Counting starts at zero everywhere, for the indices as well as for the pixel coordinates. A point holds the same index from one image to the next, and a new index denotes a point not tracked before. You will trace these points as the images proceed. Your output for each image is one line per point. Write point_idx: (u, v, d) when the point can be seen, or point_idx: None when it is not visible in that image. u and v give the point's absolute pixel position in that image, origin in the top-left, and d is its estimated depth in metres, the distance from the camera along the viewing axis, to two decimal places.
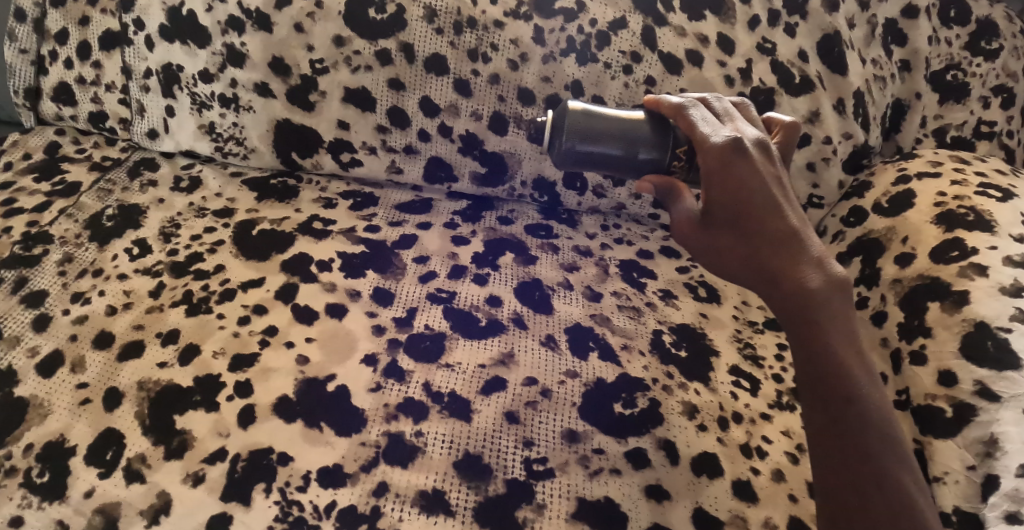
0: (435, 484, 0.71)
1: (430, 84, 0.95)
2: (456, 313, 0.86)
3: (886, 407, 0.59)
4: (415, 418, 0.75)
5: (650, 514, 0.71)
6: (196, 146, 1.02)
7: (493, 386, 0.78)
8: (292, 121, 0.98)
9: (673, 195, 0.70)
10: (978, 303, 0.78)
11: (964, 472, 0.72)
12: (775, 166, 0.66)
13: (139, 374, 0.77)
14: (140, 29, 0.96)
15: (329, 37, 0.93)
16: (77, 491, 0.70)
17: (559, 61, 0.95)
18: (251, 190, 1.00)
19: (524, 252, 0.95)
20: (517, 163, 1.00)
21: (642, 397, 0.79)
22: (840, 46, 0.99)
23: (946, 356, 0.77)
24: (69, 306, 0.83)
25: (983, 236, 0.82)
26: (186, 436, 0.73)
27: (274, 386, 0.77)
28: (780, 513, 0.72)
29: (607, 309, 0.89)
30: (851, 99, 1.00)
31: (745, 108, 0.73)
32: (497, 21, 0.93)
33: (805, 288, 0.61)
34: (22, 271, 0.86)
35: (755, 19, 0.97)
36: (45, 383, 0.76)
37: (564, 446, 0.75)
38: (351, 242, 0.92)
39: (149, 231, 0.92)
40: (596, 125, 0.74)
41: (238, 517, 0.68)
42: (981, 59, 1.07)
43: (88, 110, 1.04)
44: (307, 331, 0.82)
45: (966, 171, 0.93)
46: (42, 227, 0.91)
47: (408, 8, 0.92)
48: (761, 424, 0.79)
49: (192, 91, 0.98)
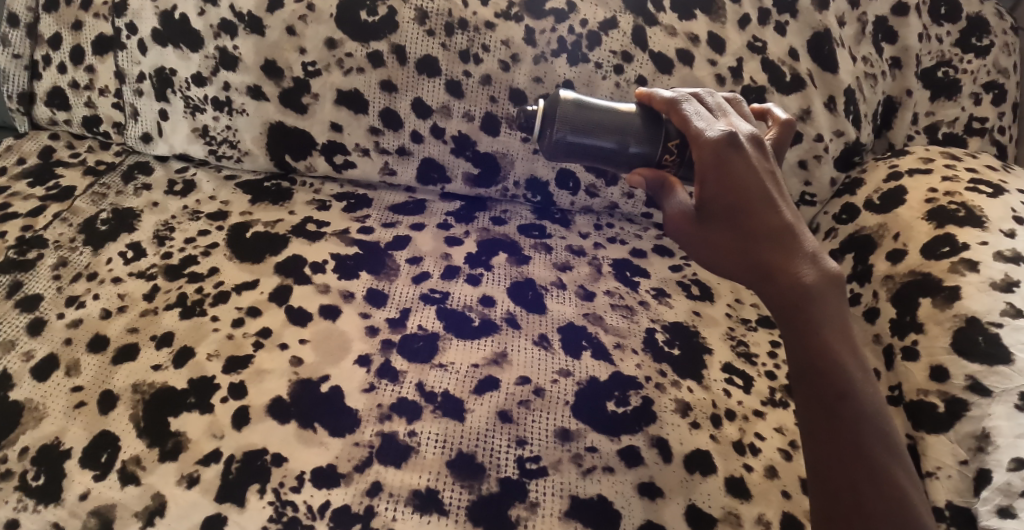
0: (429, 483, 0.71)
1: (423, 85, 0.95)
2: (451, 314, 0.86)
3: (881, 404, 0.60)
4: (409, 418, 0.76)
5: (643, 511, 0.72)
6: (190, 150, 1.02)
7: (486, 385, 0.79)
8: (285, 124, 0.99)
9: (664, 189, 0.70)
10: (970, 298, 0.78)
11: (956, 466, 0.72)
12: (770, 162, 0.66)
13: (134, 377, 0.77)
14: (133, 33, 0.97)
15: (321, 40, 0.94)
16: (72, 493, 0.70)
17: (550, 62, 0.95)
18: (246, 192, 1.00)
19: (517, 252, 0.96)
20: (510, 163, 1.00)
21: (636, 395, 0.80)
22: (830, 45, 0.99)
23: (938, 352, 0.78)
24: (64, 309, 0.83)
25: (974, 231, 0.83)
26: (181, 438, 0.73)
27: (268, 388, 0.77)
28: (773, 510, 0.73)
29: (601, 308, 0.89)
30: (842, 96, 1.00)
31: (737, 104, 0.74)
32: (488, 22, 0.94)
33: (800, 284, 0.61)
34: (17, 275, 0.86)
35: (745, 18, 0.98)
36: (41, 387, 0.76)
37: (558, 445, 0.75)
38: (344, 243, 0.93)
39: (143, 234, 0.93)
40: (588, 116, 0.74)
41: (233, 518, 0.69)
42: (972, 56, 1.08)
43: (82, 114, 1.04)
44: (301, 332, 0.82)
45: (957, 167, 0.94)
46: (36, 232, 0.91)
47: (400, 11, 0.92)
48: (754, 421, 0.80)
49: (186, 94, 0.98)
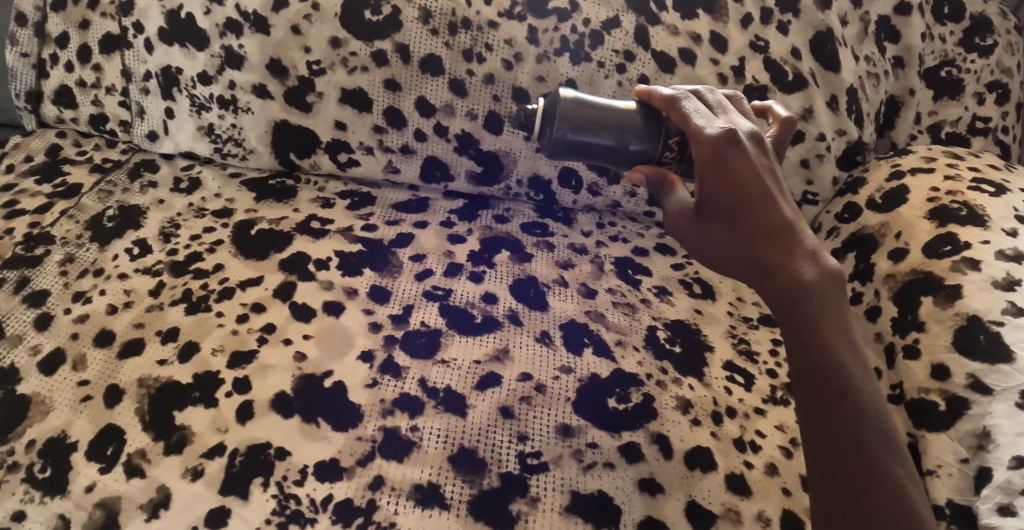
0: (430, 477, 0.72)
1: (427, 84, 0.96)
2: (452, 310, 0.86)
3: (880, 401, 0.60)
4: (411, 413, 0.76)
5: (643, 507, 0.72)
6: (195, 148, 1.03)
7: (487, 381, 0.79)
8: (290, 122, 0.99)
9: (665, 186, 0.71)
10: (971, 297, 0.78)
11: (957, 464, 0.72)
12: (769, 159, 0.67)
13: (139, 371, 0.78)
14: (140, 32, 0.97)
15: (326, 39, 0.94)
16: (78, 485, 0.71)
17: (553, 61, 0.96)
18: (250, 190, 1.01)
19: (520, 250, 0.96)
20: (513, 162, 1.01)
21: (636, 392, 0.80)
22: (832, 44, 1.00)
23: (939, 350, 0.78)
24: (70, 305, 0.84)
25: (975, 230, 0.83)
26: (185, 432, 0.74)
27: (272, 382, 0.78)
28: (773, 506, 0.73)
29: (602, 306, 0.89)
30: (844, 96, 1.00)
31: (737, 101, 0.74)
32: (491, 21, 0.94)
33: (799, 281, 0.61)
34: (24, 271, 0.87)
35: (747, 18, 0.98)
36: (47, 381, 0.77)
37: (559, 440, 0.76)
38: (348, 241, 0.93)
39: (149, 231, 0.93)
40: (587, 114, 0.74)
41: (236, 510, 0.69)
42: (975, 56, 1.08)
43: (89, 112, 1.05)
44: (305, 328, 0.83)
45: (959, 167, 0.94)
46: (44, 228, 0.92)
47: (403, 10, 0.93)
48: (755, 419, 0.80)
49: (191, 93, 0.99)
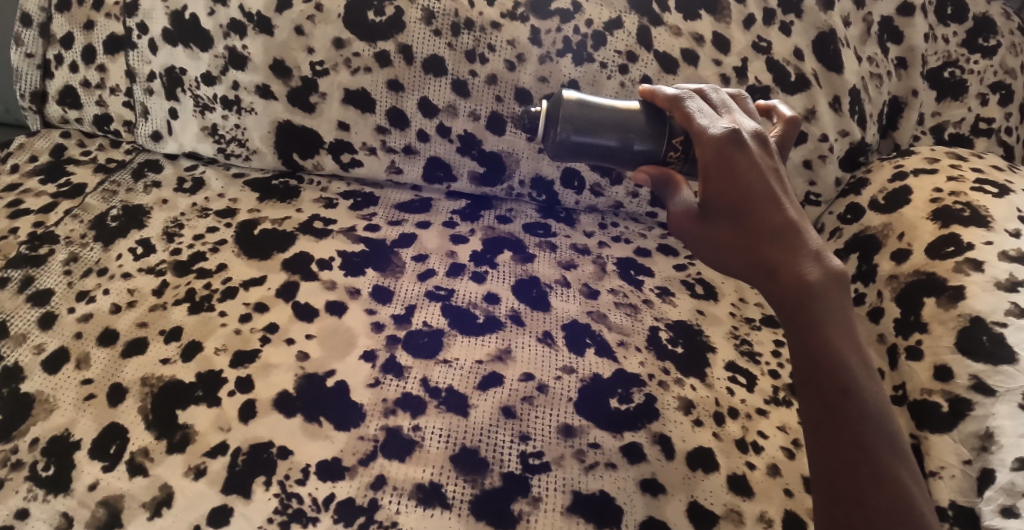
0: (432, 477, 0.72)
1: (430, 85, 0.96)
2: (455, 310, 0.87)
3: (884, 401, 0.60)
4: (413, 413, 0.76)
5: (645, 507, 0.72)
6: (199, 148, 1.03)
7: (490, 381, 0.80)
8: (293, 122, 1.00)
9: (669, 186, 0.71)
10: (974, 298, 0.78)
11: (960, 466, 0.72)
12: (774, 159, 0.67)
13: (143, 370, 0.79)
14: (144, 33, 0.98)
15: (329, 39, 0.94)
16: (81, 483, 0.71)
17: (555, 62, 0.96)
18: (254, 190, 1.01)
19: (522, 250, 0.96)
20: (515, 162, 1.01)
21: (638, 393, 0.80)
22: (835, 44, 1.00)
23: (942, 351, 0.78)
24: (74, 304, 0.84)
25: (979, 231, 0.83)
26: (188, 430, 0.74)
27: (275, 381, 0.78)
28: (775, 507, 0.73)
29: (605, 306, 0.89)
30: (847, 96, 1.00)
31: (741, 101, 0.74)
32: (494, 22, 0.94)
33: (802, 281, 0.61)
34: (29, 270, 0.87)
35: (750, 18, 0.98)
36: (51, 379, 0.78)
37: (560, 440, 0.76)
38: (351, 241, 0.94)
39: (153, 231, 0.94)
40: (590, 115, 0.74)
41: (239, 509, 0.70)
42: (979, 56, 1.08)
43: (93, 113, 1.06)
44: (308, 327, 0.83)
45: (962, 167, 0.94)
46: (48, 227, 0.93)
47: (406, 10, 0.93)
48: (757, 420, 0.80)
49: (195, 93, 0.99)
